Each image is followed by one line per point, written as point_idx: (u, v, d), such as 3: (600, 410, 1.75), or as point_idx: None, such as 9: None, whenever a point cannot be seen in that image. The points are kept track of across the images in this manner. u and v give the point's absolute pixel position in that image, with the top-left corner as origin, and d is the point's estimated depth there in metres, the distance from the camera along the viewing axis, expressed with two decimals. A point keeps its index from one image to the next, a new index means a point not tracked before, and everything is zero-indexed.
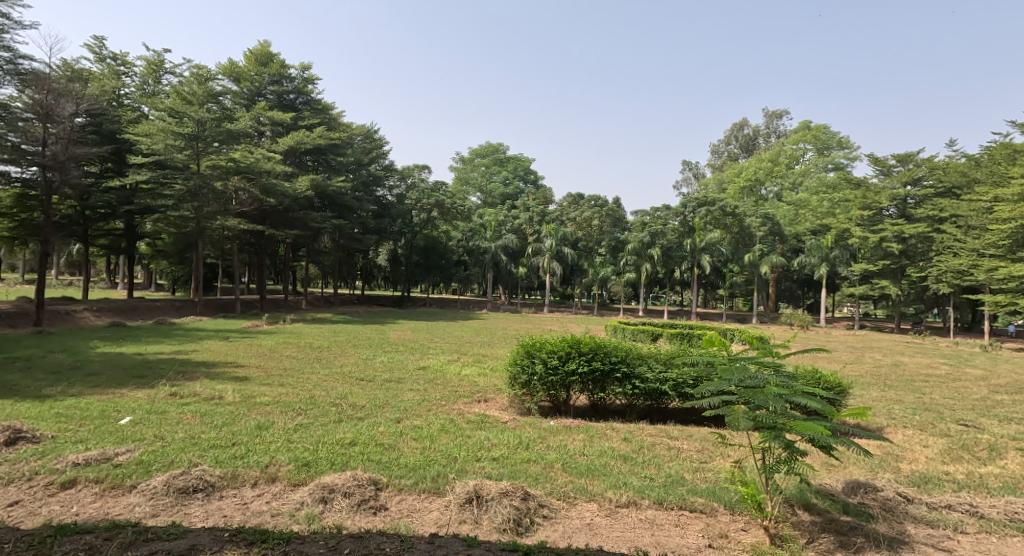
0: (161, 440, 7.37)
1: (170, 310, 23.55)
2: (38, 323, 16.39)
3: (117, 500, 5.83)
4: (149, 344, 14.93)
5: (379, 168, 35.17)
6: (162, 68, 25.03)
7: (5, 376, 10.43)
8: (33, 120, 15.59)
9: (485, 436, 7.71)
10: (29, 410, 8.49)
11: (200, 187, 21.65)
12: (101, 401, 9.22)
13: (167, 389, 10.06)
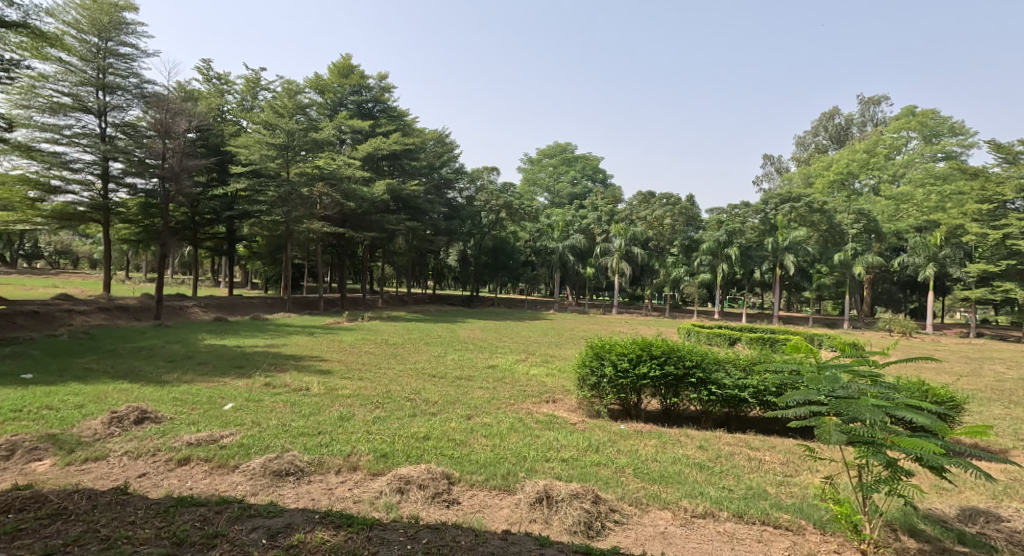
0: (258, 426, 8.23)
1: (263, 307, 25.46)
2: (158, 317, 18.26)
3: (223, 477, 6.62)
4: (246, 338, 16.43)
5: (450, 172, 36.59)
6: (259, 85, 27.05)
7: (132, 361, 11.94)
8: (156, 138, 17.45)
9: (554, 437, 8.07)
10: (152, 393, 9.67)
11: (289, 194, 23.26)
12: (208, 388, 10.31)
13: (261, 379, 11.11)
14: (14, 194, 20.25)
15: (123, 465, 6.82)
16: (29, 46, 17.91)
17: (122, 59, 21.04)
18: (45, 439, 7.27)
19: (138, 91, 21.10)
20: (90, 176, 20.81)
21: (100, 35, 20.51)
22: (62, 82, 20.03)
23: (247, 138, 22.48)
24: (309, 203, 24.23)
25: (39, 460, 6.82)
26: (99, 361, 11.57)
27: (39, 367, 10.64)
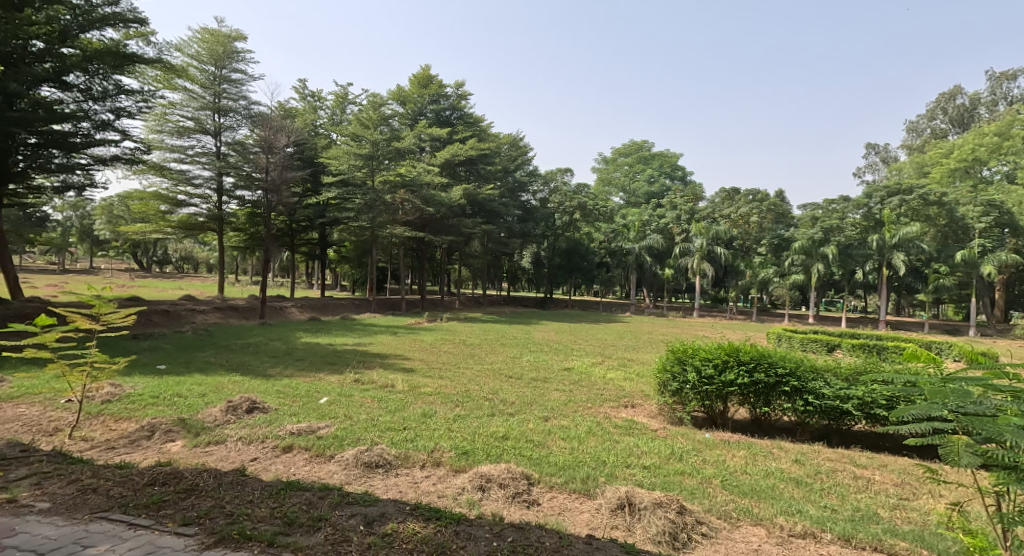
0: (350, 419, 8.05)
1: (351, 308, 27.11)
2: (263, 316, 19.97)
3: (320, 466, 6.40)
4: (337, 336, 17.57)
5: (524, 175, 37.20)
6: (348, 99, 28.86)
7: (242, 356, 13.19)
8: (261, 153, 19.09)
9: (634, 443, 7.70)
10: (259, 385, 10.52)
11: (374, 201, 24.59)
12: (305, 382, 11.10)
13: (352, 376, 11.82)
14: (149, 208, 23.09)
15: (238, 450, 6.66)
16: (161, 79, 20.24)
17: (234, 84, 23.14)
18: (175, 422, 7.05)
19: (247, 112, 23.23)
20: (208, 191, 23.10)
21: (217, 64, 22.65)
22: (187, 108, 22.49)
23: (337, 150, 24.06)
24: (393, 209, 25.46)
25: (171, 441, 6.60)
26: (215, 356, 12.75)
27: (168, 359, 12.00)
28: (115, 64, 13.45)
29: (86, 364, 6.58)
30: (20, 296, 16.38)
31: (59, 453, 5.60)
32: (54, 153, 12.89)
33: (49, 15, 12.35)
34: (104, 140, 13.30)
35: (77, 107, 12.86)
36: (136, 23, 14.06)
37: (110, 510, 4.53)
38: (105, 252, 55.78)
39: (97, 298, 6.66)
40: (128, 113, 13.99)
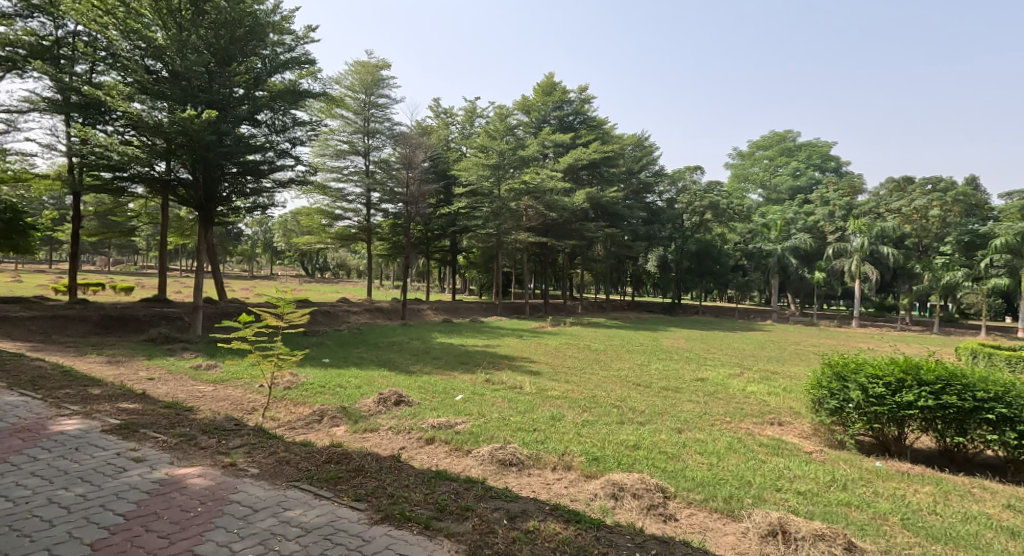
0: (483, 417, 8.34)
1: (481, 311, 28.42)
2: (404, 318, 21.70)
3: (459, 459, 6.57)
4: (467, 337, 18.59)
5: (650, 175, 36.47)
6: (476, 113, 30.29)
7: (387, 353, 14.49)
8: (402, 169, 20.83)
9: (785, 465, 7.09)
10: (404, 380, 11.45)
11: (501, 208, 25.64)
12: (442, 379, 11.91)
13: (483, 376, 12.42)
14: (314, 222, 26.11)
15: (389, 437, 7.11)
16: (324, 110, 22.82)
17: (380, 108, 25.38)
18: (338, 410, 7.84)
19: (391, 132, 25.38)
20: (359, 205, 25.53)
21: (367, 92, 25.01)
22: (343, 133, 25.14)
23: (467, 162, 25.40)
24: (518, 215, 26.36)
25: (336, 426, 7.34)
26: (367, 353, 14.11)
27: (330, 353, 13.57)
28: (292, 100, 15.55)
29: (273, 355, 7.78)
30: (226, 299, 20.04)
31: (259, 427, 6.53)
32: (249, 179, 15.11)
33: (248, 65, 14.61)
34: (284, 166, 15.30)
35: (267, 140, 14.95)
36: (307, 63, 16.10)
37: (300, 480, 4.95)
38: (278, 261, 64.19)
39: (283, 301, 7.81)
40: (302, 142, 15.99)
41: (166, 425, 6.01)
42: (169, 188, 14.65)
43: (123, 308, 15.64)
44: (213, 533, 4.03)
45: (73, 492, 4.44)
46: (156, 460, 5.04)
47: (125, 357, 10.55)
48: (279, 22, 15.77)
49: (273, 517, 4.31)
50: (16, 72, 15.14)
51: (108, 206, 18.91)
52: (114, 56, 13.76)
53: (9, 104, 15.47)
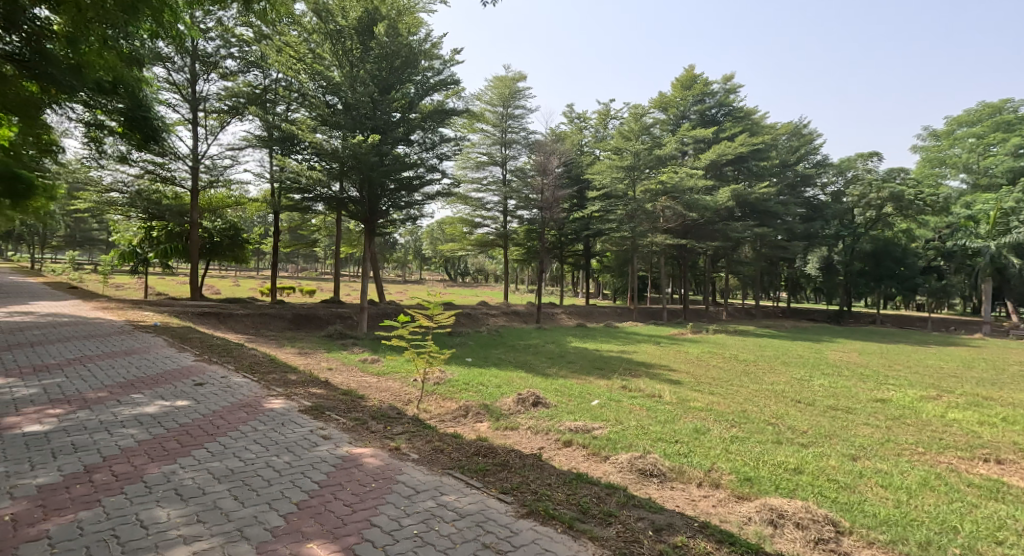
0: (620, 425, 8.04)
1: (617, 315, 28.15)
2: (540, 321, 22.28)
3: (597, 464, 6.42)
4: (603, 343, 18.47)
5: (809, 166, 33.81)
6: (610, 115, 30.15)
7: (524, 356, 14.85)
8: (537, 176, 21.51)
9: (1004, 512, 5.94)
10: (541, 383, 11.49)
11: (636, 211, 25.41)
12: (578, 384, 11.72)
13: (620, 383, 11.95)
14: (457, 230, 27.81)
15: (528, 437, 7.23)
16: (466, 125, 24.24)
17: (517, 119, 26.29)
18: (481, 406, 8.27)
19: (527, 141, 26.22)
20: (496, 213, 26.67)
21: (504, 104, 26.08)
22: (483, 146, 26.52)
23: (600, 165, 25.56)
24: (654, 216, 25.59)
25: (480, 420, 7.77)
26: (506, 354, 14.70)
27: (473, 353, 14.41)
28: (439, 119, 16.81)
29: (425, 351, 8.53)
30: (386, 300, 22.34)
31: (416, 417, 7.21)
32: (403, 194, 16.48)
33: (404, 91, 16.24)
34: (432, 180, 16.46)
35: (418, 156, 16.21)
36: (452, 84, 17.24)
37: (453, 468, 5.35)
38: (427, 267, 69.23)
39: (432, 303, 8.50)
40: (447, 157, 17.14)
41: (344, 409, 6.88)
42: (343, 205, 16.42)
43: (307, 308, 18.11)
44: (385, 507, 4.49)
45: (283, 459, 5.20)
46: (339, 439, 5.80)
47: (309, 349, 12.22)
48: (429, 48, 17.18)
49: (432, 499, 4.70)
50: (237, 116, 18.05)
51: (298, 223, 21.89)
52: (303, 96, 15.93)
53: (229, 143, 18.67)
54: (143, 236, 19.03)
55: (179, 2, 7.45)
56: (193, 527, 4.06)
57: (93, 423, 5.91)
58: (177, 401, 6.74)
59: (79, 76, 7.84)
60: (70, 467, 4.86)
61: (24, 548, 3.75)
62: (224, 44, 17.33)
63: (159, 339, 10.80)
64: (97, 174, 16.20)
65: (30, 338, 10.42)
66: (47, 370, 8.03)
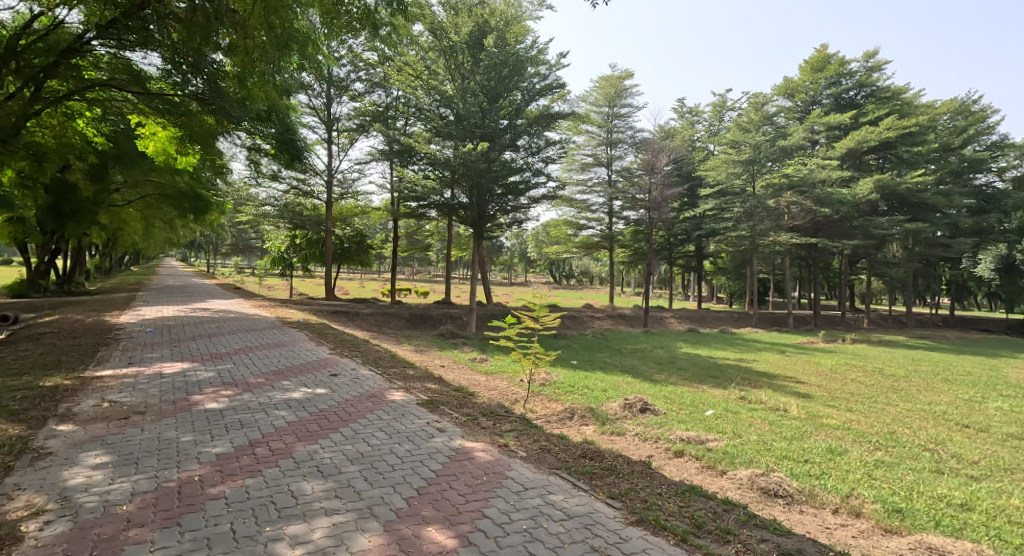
0: (739, 438, 7.26)
1: (731, 321, 26.73)
2: (647, 324, 21.80)
3: (713, 478, 5.84)
4: (719, 350, 17.40)
5: (980, 149, 29.38)
6: (725, 107, 29.01)
7: (634, 362, 14.33)
8: (645, 176, 21.09)
9: None
10: (646, 389, 10.66)
11: (755, 208, 23.92)
12: (685, 392, 10.49)
13: (737, 393, 10.51)
14: (561, 232, 27.95)
15: (635, 444, 6.84)
16: (571, 128, 24.38)
17: (623, 118, 25.98)
18: (587, 410, 8.14)
19: (633, 140, 25.82)
20: (602, 215, 26.47)
21: (610, 104, 25.85)
22: (588, 147, 26.51)
23: (715, 161, 24.60)
24: (777, 213, 24.25)
25: (585, 424, 7.58)
26: (612, 358, 14.54)
27: (578, 356, 14.42)
28: (545, 123, 17.06)
29: (531, 353, 8.70)
30: (493, 302, 22.97)
31: (524, 416, 7.38)
32: (510, 199, 16.82)
33: (511, 99, 16.71)
34: (538, 183, 16.72)
35: (524, 161, 16.56)
36: (558, 87, 17.45)
37: (560, 468, 5.44)
38: (533, 269, 69.99)
39: (538, 306, 8.61)
40: (553, 160, 17.33)
41: (457, 405, 7.22)
42: (454, 211, 17.12)
43: (423, 309, 19.23)
44: (495, 500, 4.69)
45: (405, 447, 5.60)
46: (454, 432, 6.14)
47: (425, 347, 12.86)
48: (535, 54, 17.28)
49: (541, 497, 4.82)
50: (364, 134, 19.53)
51: (412, 229, 23.23)
52: (420, 110, 16.87)
53: (356, 159, 20.24)
54: (290, 242, 21.94)
55: (317, 34, 8.31)
56: (332, 500, 4.51)
57: (254, 404, 6.73)
58: (317, 389, 7.48)
59: (242, 107, 9.13)
60: (237, 440, 5.58)
61: (206, 505, 4.36)
62: (353, 69, 18.84)
63: (302, 334, 11.98)
64: (255, 191, 18.39)
65: (203, 330, 12.03)
66: (218, 358, 9.24)
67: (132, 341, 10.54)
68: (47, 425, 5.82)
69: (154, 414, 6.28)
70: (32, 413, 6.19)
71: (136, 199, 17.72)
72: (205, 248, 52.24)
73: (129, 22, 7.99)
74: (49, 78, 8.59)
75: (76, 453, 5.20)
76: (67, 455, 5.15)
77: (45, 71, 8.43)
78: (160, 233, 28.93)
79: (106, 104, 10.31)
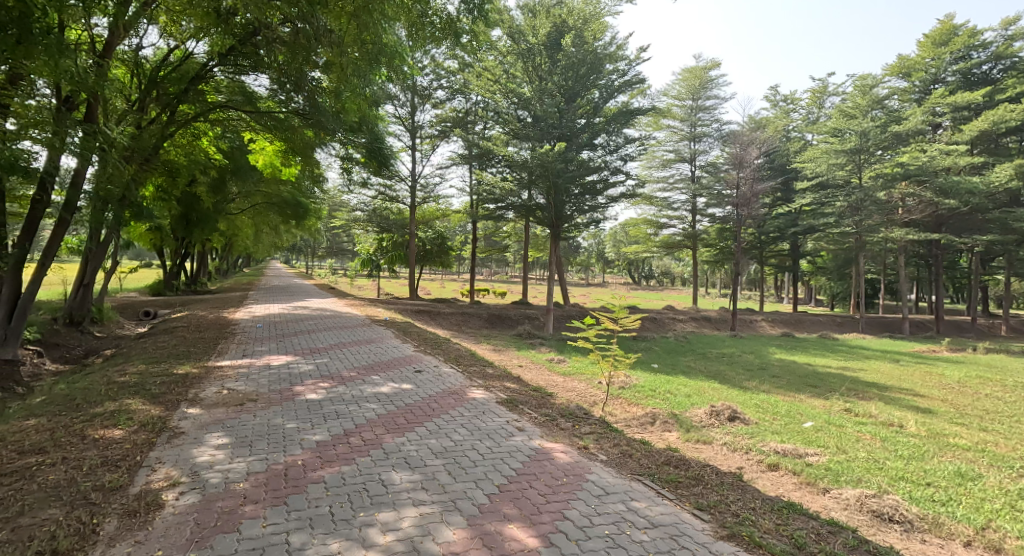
0: (844, 453, 6.76)
1: (835, 326, 24.99)
2: (734, 328, 20.88)
3: (813, 496, 5.48)
4: (819, 357, 16.21)
5: None
6: (826, 92, 27.50)
7: (720, 366, 13.65)
8: (733, 170, 20.26)
9: None
10: (738, 396, 10.11)
11: (862, 201, 22.32)
12: (784, 401, 9.89)
13: (841, 404, 9.79)
14: (641, 232, 27.50)
15: (724, 454, 6.54)
16: (652, 124, 23.90)
17: (708, 111, 25.13)
18: (670, 416, 7.89)
19: (720, 133, 24.81)
20: (685, 213, 25.78)
21: (694, 97, 25.12)
22: (669, 143, 25.82)
23: (814, 151, 23.26)
24: (889, 207, 22.52)
25: (668, 431, 7.35)
26: (695, 362, 14.06)
27: (659, 359, 14.04)
28: (625, 120, 16.87)
29: (610, 355, 8.58)
30: (569, 303, 22.80)
31: (603, 419, 7.32)
32: (587, 198, 16.66)
33: (588, 97, 16.61)
34: (616, 182, 16.47)
35: (603, 160, 16.37)
36: (638, 83, 17.21)
37: (643, 475, 5.34)
38: (609, 270, 68.90)
39: (617, 307, 8.47)
40: (632, 157, 17.02)
41: (536, 405, 7.28)
42: (531, 212, 17.22)
43: (502, 310, 19.53)
44: (576, 503, 4.69)
45: (485, 444, 5.72)
46: (533, 433, 6.17)
47: (504, 347, 12.99)
48: (614, 51, 17.44)
49: (623, 503, 4.77)
50: (445, 140, 20.10)
51: (490, 231, 23.60)
52: (497, 113, 17.05)
53: (437, 164, 20.90)
54: (378, 245, 23.01)
55: (403, 47, 8.68)
56: (419, 492, 4.70)
57: (348, 396, 7.12)
58: (403, 384, 7.79)
59: (336, 118, 9.83)
60: (334, 429, 5.94)
61: (309, 487, 4.68)
62: (436, 77, 19.43)
63: (387, 331, 12.50)
64: (346, 197, 19.44)
65: (304, 327, 12.90)
66: (317, 352, 9.85)
67: (244, 336, 11.46)
68: (178, 408, 6.47)
69: (264, 402, 6.81)
70: (167, 396, 6.91)
71: (247, 207, 19.32)
72: (304, 252, 56.00)
73: (243, 47, 8.90)
74: (181, 101, 9.78)
75: (202, 433, 5.75)
76: (194, 434, 5.71)
77: (178, 95, 9.64)
78: (267, 238, 31.37)
79: (225, 123, 11.34)
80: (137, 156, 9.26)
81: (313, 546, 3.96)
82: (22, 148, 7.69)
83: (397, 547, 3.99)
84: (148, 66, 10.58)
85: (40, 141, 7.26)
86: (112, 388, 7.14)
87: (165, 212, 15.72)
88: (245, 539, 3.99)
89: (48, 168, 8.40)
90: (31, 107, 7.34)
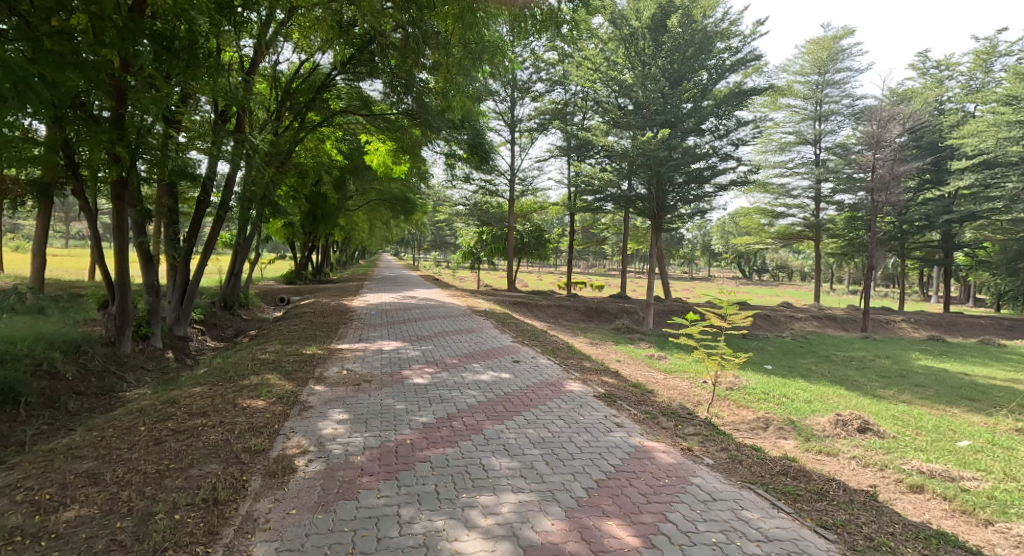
0: (1015, 482, 5.96)
1: (997, 329, 21.95)
2: (864, 328, 19.15)
3: (969, 527, 4.92)
4: (977, 366, 14.36)
5: None
6: (994, 54, 24.46)
7: (849, 371, 12.56)
8: (867, 151, 18.54)
9: None
10: (872, 405, 9.27)
11: None
12: (933, 415, 8.90)
13: (1009, 423, 8.63)
14: (753, 222, 26.20)
15: (853, 469, 6.05)
16: (768, 103, 22.51)
17: (837, 86, 23.20)
18: (786, 422, 7.42)
19: (851, 110, 22.89)
20: (806, 200, 24.12)
21: (820, 71, 23.35)
22: (789, 123, 24.20)
23: (977, 125, 20.62)
24: None
25: (784, 438, 6.92)
26: (818, 365, 13.06)
27: (776, 361, 13.24)
28: (737, 101, 15.98)
29: (716, 354, 8.20)
30: (671, 296, 22.03)
31: (709, 420, 7.05)
32: (693, 187, 15.82)
33: (696, 79, 16.06)
34: (726, 168, 15.66)
35: (711, 145, 15.62)
36: (753, 60, 16.28)
37: (755, 484, 5.08)
38: (715, 262, 65.65)
39: (725, 303, 8.05)
40: (745, 142, 16.12)
41: (636, 402, 7.18)
42: (632, 203, 16.86)
43: (602, 303, 19.37)
44: (680, 505, 4.59)
45: (582, 437, 5.75)
46: (632, 430, 6.11)
47: (601, 341, 12.86)
48: (727, 28, 16.69)
49: (732, 511, 4.58)
50: (544, 132, 20.19)
51: (589, 223, 23.39)
52: (598, 102, 16.96)
53: (536, 157, 21.13)
54: (477, 238, 23.27)
55: (505, 42, 8.82)
56: (519, 480, 4.81)
57: (450, 382, 7.44)
58: (502, 374, 7.99)
59: (441, 117, 10.24)
60: (439, 413, 6.24)
61: (417, 465, 4.96)
62: (535, 70, 19.53)
63: (487, 322, 12.83)
64: (452, 191, 20.15)
65: (411, 315, 13.63)
66: (423, 340, 10.32)
67: (361, 322, 12.25)
68: (308, 384, 7.10)
69: (378, 383, 7.28)
70: (298, 373, 7.60)
71: (364, 203, 20.64)
72: (411, 245, 58.43)
73: (361, 55, 9.52)
74: (310, 108, 10.58)
75: (327, 408, 6.26)
76: (321, 409, 6.24)
77: (306, 103, 10.44)
78: (379, 232, 33.37)
79: (345, 126, 12.08)
80: (274, 159, 10.17)
81: (420, 521, 4.19)
82: (189, 156, 8.76)
83: (497, 531, 4.12)
84: (283, 78, 11.53)
85: (203, 151, 8.27)
86: (256, 364, 7.99)
87: (296, 208, 17.19)
88: (362, 508, 4.31)
89: (207, 173, 9.46)
90: (197, 121, 8.37)
